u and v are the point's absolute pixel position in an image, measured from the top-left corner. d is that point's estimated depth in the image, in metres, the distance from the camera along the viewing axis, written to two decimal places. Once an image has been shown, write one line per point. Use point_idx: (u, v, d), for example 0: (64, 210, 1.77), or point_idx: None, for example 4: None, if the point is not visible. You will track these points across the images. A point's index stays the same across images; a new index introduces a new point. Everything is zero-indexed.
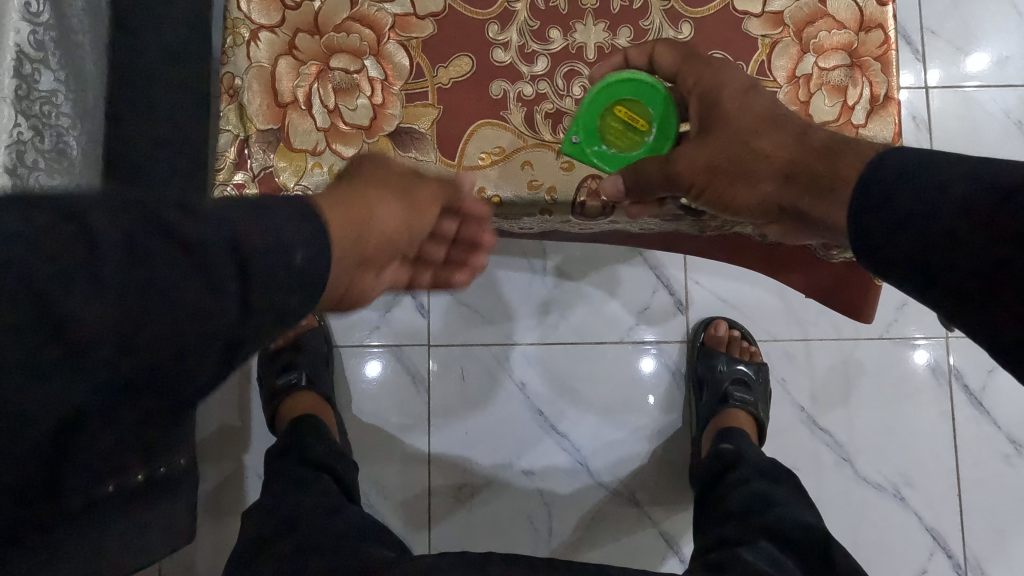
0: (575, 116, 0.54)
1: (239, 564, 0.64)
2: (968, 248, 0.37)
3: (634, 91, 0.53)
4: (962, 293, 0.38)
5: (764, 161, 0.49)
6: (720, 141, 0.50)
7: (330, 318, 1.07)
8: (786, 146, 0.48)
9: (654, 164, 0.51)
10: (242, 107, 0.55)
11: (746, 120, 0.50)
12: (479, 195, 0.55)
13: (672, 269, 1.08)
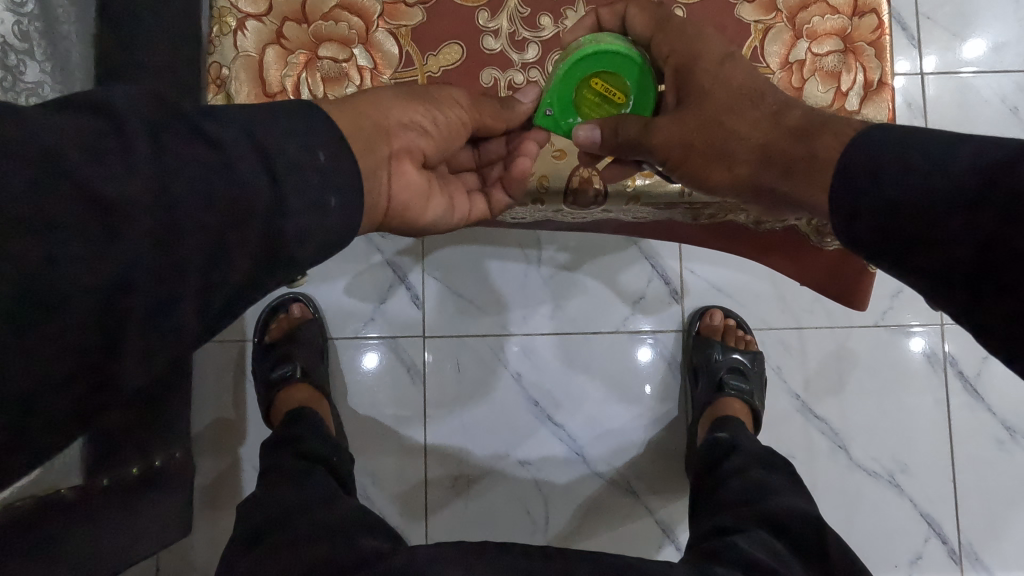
0: (549, 87, 0.53)
1: (234, 558, 0.64)
2: (951, 228, 0.37)
3: (608, 63, 0.52)
4: (946, 276, 0.37)
5: (740, 143, 0.48)
6: (697, 118, 0.50)
7: (325, 310, 1.06)
8: (774, 134, 0.47)
9: (634, 125, 0.51)
10: (230, 96, 0.54)
11: (737, 108, 0.49)
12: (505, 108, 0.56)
13: (667, 259, 1.07)
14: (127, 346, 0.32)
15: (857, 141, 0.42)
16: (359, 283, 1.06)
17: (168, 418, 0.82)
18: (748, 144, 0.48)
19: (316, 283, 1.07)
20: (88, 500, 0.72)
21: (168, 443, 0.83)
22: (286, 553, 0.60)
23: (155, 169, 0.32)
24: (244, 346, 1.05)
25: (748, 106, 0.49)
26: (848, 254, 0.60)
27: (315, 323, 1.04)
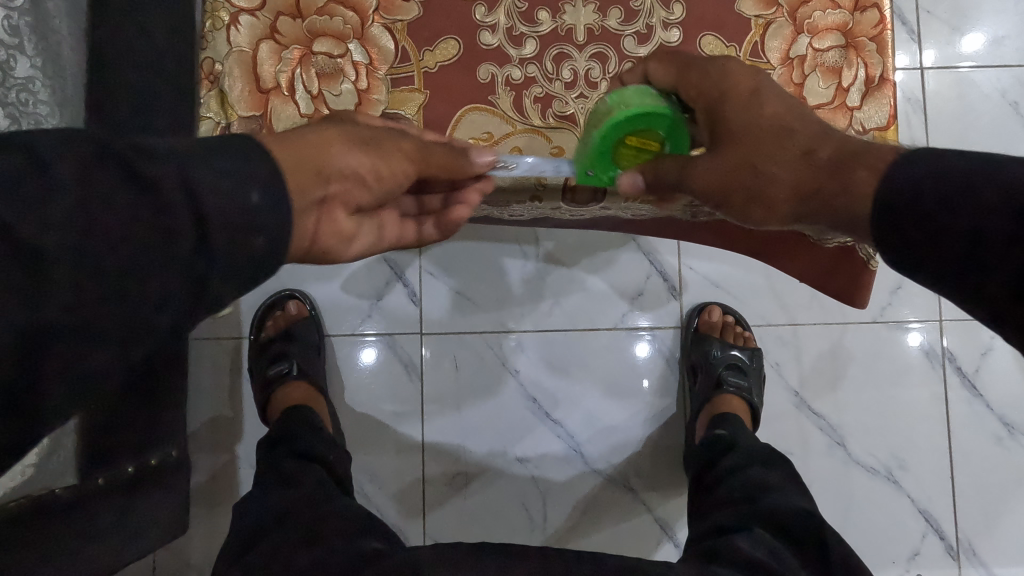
0: (586, 149, 0.48)
1: (229, 559, 0.63)
2: (996, 245, 0.35)
3: (643, 121, 0.47)
4: (990, 296, 0.36)
5: (778, 180, 0.46)
6: (734, 154, 0.47)
7: (322, 307, 1.06)
8: (802, 169, 0.45)
9: (671, 164, 0.48)
10: (223, 94, 0.52)
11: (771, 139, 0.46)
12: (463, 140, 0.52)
13: (665, 255, 1.07)
14: (88, 351, 0.32)
15: (900, 173, 0.40)
16: (355, 278, 1.05)
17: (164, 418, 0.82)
18: (786, 182, 0.46)
19: (312, 279, 1.06)
20: (83, 500, 0.72)
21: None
22: (281, 553, 0.60)
23: (114, 182, 0.31)
24: (240, 343, 1.05)
25: (772, 131, 0.46)
26: (848, 251, 0.59)
27: (312, 321, 1.03)
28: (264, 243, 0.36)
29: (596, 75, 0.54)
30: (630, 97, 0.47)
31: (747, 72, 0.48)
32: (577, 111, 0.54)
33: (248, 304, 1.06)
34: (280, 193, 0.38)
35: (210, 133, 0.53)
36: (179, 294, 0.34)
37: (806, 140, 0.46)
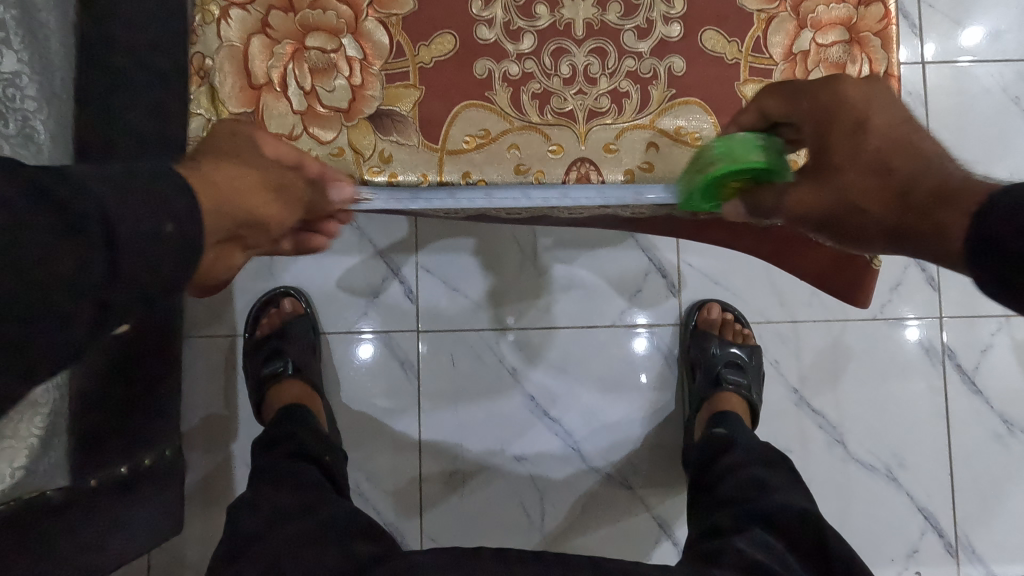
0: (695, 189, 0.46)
1: (221, 562, 0.62)
2: None
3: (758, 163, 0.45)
4: None
5: (871, 221, 0.42)
6: (830, 189, 0.43)
7: (318, 304, 1.04)
8: (893, 208, 0.41)
9: (767, 196, 0.45)
10: (213, 89, 0.51)
11: (869, 177, 0.42)
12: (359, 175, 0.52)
13: (664, 251, 1.06)
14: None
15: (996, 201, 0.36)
16: (350, 275, 1.04)
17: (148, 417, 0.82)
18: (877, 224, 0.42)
19: (307, 276, 1.05)
20: (75, 501, 0.71)
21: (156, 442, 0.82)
22: (273, 558, 0.59)
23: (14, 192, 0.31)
24: (235, 341, 1.03)
25: (866, 163, 0.42)
26: (850, 250, 0.59)
27: (306, 319, 1.02)
28: (174, 257, 0.36)
29: (595, 70, 0.53)
30: (738, 143, 0.45)
31: (861, 93, 0.44)
32: (576, 107, 0.53)
33: (242, 302, 1.04)
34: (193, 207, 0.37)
35: (201, 130, 0.51)
36: (102, 306, 0.34)
37: (906, 177, 0.41)
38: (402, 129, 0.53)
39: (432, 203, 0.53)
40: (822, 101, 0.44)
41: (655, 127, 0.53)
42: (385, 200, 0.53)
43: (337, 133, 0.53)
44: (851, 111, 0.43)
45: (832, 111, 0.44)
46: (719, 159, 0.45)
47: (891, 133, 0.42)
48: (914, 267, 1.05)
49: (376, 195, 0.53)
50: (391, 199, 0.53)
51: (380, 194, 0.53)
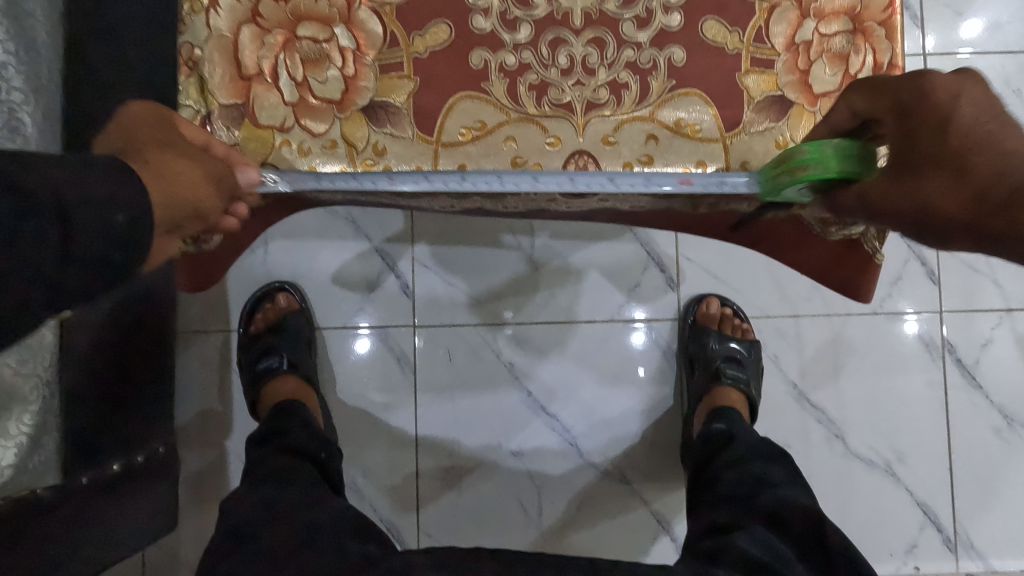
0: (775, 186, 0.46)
1: (213, 560, 0.61)
2: None
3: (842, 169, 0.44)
4: None
5: (943, 219, 0.38)
6: (900, 181, 0.40)
7: (313, 299, 1.03)
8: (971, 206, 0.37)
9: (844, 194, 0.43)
10: (203, 80, 0.50)
11: (945, 172, 0.38)
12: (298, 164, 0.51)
13: (663, 245, 1.05)
14: None
15: None
16: (345, 269, 1.03)
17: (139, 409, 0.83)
18: (949, 222, 0.38)
19: (302, 271, 1.03)
20: (67, 498, 0.70)
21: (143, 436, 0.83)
22: (267, 558, 0.58)
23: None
24: (229, 336, 1.02)
25: (945, 160, 0.38)
26: (856, 245, 0.57)
27: (303, 315, 1.01)
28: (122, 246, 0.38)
29: (594, 61, 0.51)
30: (828, 148, 0.43)
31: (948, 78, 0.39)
32: (574, 99, 0.51)
33: (236, 296, 1.03)
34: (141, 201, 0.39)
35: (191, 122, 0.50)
36: (55, 289, 0.36)
37: (988, 173, 0.37)
38: (396, 121, 0.51)
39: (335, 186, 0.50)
40: (905, 96, 0.41)
41: (654, 119, 0.52)
42: (288, 185, 0.49)
43: (330, 125, 0.51)
44: (932, 108, 0.39)
45: (914, 105, 0.40)
46: (810, 167, 0.43)
47: (980, 119, 0.38)
48: (914, 261, 1.04)
49: (280, 179, 0.49)
50: (295, 182, 0.49)
51: (284, 178, 0.49)
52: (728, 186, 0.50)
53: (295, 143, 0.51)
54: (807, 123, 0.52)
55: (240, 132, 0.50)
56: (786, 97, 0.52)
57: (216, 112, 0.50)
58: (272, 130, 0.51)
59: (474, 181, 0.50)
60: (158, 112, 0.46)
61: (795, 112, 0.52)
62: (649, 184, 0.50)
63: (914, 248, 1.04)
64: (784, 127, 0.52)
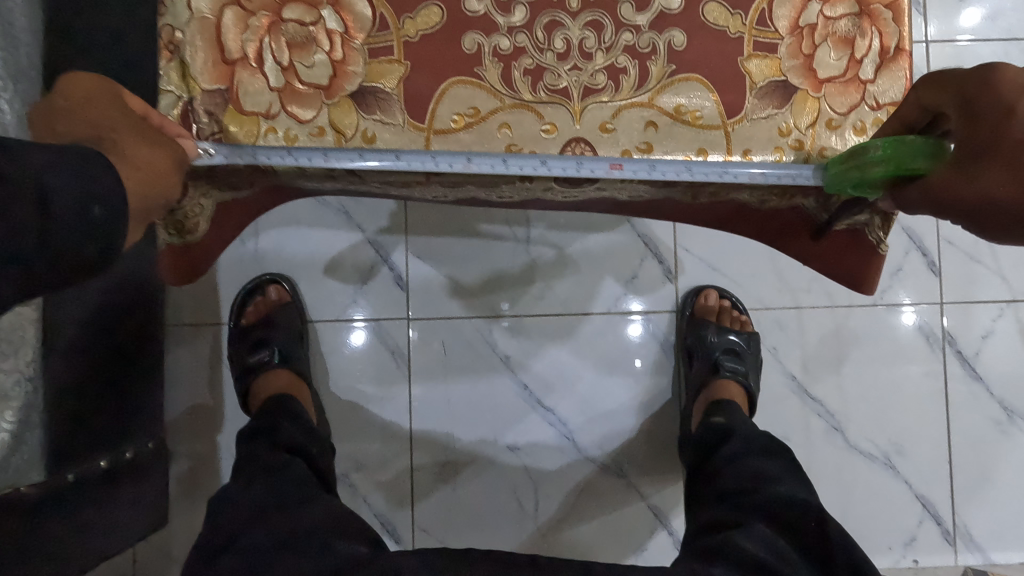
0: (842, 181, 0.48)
1: (200, 559, 0.59)
2: None
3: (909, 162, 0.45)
4: None
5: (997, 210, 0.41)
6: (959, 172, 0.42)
7: (305, 291, 1.02)
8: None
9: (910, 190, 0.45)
10: (185, 65, 0.48)
11: (1001, 166, 0.40)
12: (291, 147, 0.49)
13: (661, 236, 1.04)
14: None
15: None
16: (337, 261, 1.01)
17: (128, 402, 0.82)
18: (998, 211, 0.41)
19: (294, 263, 1.02)
20: (50, 498, 0.68)
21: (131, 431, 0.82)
22: (256, 561, 0.56)
23: None
24: (219, 329, 1.00)
25: (1003, 155, 0.40)
26: (859, 236, 0.58)
27: (293, 307, 0.99)
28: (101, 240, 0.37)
29: (591, 45, 0.50)
30: (903, 147, 0.44)
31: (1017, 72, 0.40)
32: (571, 84, 0.50)
33: (226, 288, 1.01)
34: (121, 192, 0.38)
35: (172, 108, 0.48)
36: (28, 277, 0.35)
37: None
38: (386, 107, 0.50)
39: (269, 161, 0.48)
40: (969, 87, 0.42)
41: (654, 105, 0.50)
42: (224, 158, 0.47)
43: (317, 111, 0.49)
44: (997, 100, 0.40)
45: (978, 99, 0.41)
46: (881, 166, 0.45)
47: None
48: (914, 252, 1.03)
49: (216, 151, 0.47)
50: (231, 156, 0.47)
51: (220, 150, 0.47)
52: (788, 179, 0.49)
53: (281, 131, 0.49)
54: (811, 109, 0.50)
55: (223, 119, 0.48)
56: (789, 82, 0.50)
57: (198, 98, 0.48)
58: (257, 117, 0.49)
59: (553, 168, 0.49)
60: (102, 87, 0.42)
61: (799, 98, 0.50)
62: (727, 176, 0.49)
63: (914, 239, 1.03)
64: (787, 113, 0.50)
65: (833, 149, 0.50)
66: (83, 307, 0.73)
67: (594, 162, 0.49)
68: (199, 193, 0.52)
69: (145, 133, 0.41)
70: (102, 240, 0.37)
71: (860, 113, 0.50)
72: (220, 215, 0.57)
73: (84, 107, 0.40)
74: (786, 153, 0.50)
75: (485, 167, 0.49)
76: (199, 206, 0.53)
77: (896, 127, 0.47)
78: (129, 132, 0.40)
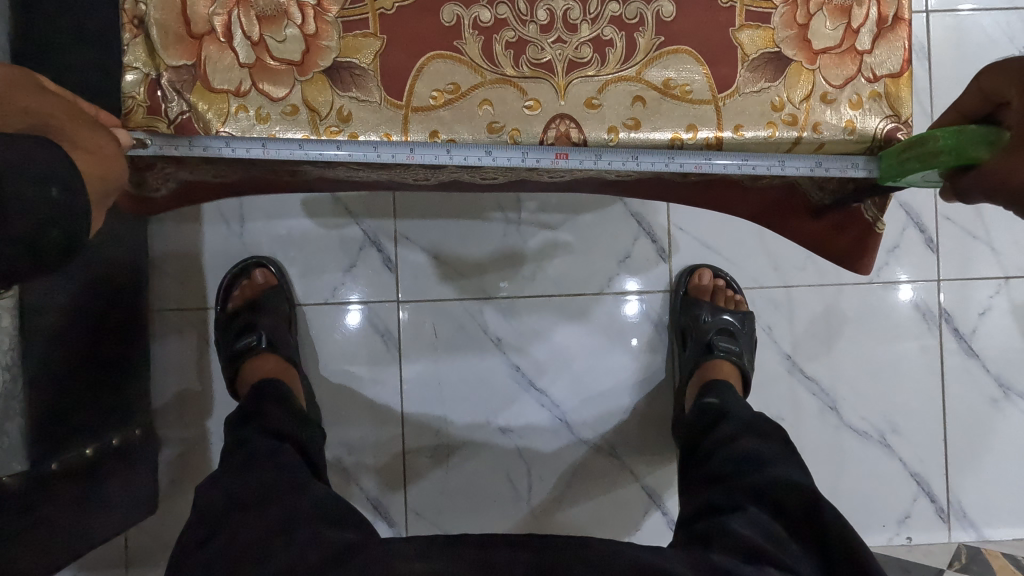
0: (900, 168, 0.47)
1: (185, 550, 0.58)
2: None
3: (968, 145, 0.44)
4: None
5: None
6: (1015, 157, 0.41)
7: (292, 275, 1.00)
8: None
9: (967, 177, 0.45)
10: (150, 40, 0.45)
11: None
12: (258, 124, 0.47)
13: (654, 216, 1.02)
14: None
15: None
16: (324, 243, 1.00)
17: (105, 394, 0.82)
18: None
19: (279, 244, 0.99)
20: (36, 486, 0.68)
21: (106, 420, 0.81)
22: (245, 552, 0.55)
23: None
24: (206, 314, 0.99)
25: None
26: (850, 216, 0.57)
27: (280, 291, 0.97)
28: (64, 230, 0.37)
29: (576, 16, 0.47)
30: (967, 136, 0.44)
31: None
32: (556, 58, 0.48)
33: (211, 272, 0.99)
34: (73, 183, 0.37)
35: (138, 86, 0.46)
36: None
37: None
38: (362, 84, 0.47)
39: (207, 152, 0.47)
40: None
41: (641, 79, 0.48)
42: (159, 150, 0.48)
43: (290, 88, 0.47)
44: None
45: None
46: (944, 157, 0.45)
47: None
48: (912, 229, 1.02)
49: (151, 141, 0.47)
50: (166, 146, 0.47)
51: (155, 141, 0.48)
52: (750, 169, 0.49)
53: (253, 109, 0.47)
54: (806, 83, 0.48)
55: (192, 97, 0.46)
56: (783, 54, 0.48)
57: (164, 78, 0.46)
58: (227, 95, 0.47)
59: (533, 158, 0.49)
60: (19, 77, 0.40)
61: (793, 70, 0.48)
62: (710, 166, 0.49)
63: (912, 216, 1.02)
64: (780, 87, 0.48)
65: (828, 124, 0.48)
66: (65, 293, 0.73)
67: (584, 154, 0.49)
68: (168, 166, 0.52)
69: (82, 120, 0.42)
70: (66, 223, 0.37)
71: (857, 86, 0.48)
72: (185, 185, 0.57)
73: (9, 96, 0.38)
74: (779, 128, 0.48)
75: (470, 158, 0.49)
76: (165, 176, 0.53)
77: (952, 119, 0.48)
78: (70, 117, 0.41)
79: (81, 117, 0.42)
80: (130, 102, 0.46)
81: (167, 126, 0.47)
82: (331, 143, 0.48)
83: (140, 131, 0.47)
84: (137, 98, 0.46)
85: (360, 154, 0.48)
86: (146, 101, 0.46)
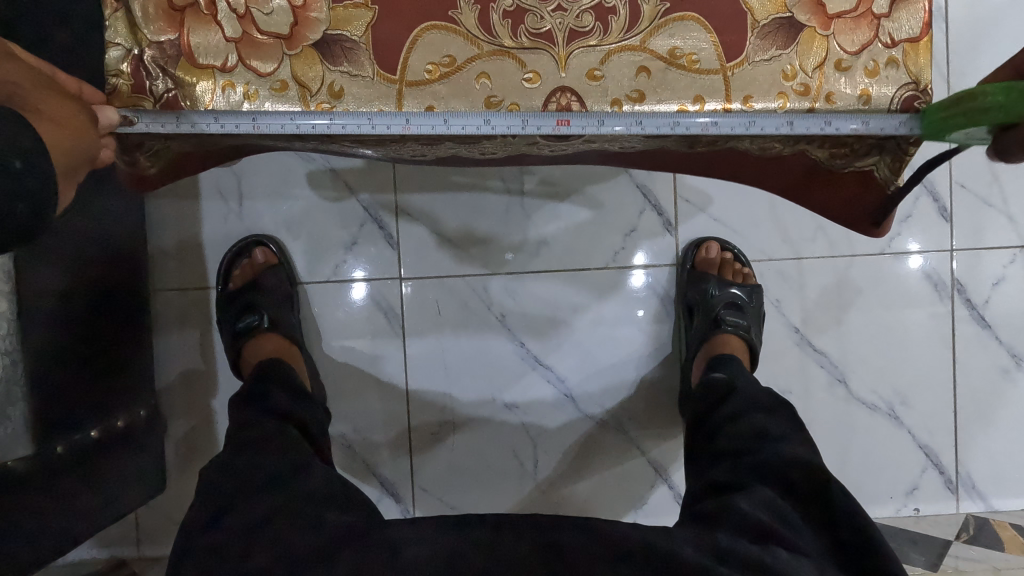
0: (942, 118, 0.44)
1: (188, 531, 0.58)
2: None
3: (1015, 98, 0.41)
4: None
5: None
6: None
7: (293, 252, 0.98)
8: None
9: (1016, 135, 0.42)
10: (130, 13, 0.43)
11: None
12: (246, 102, 0.46)
13: (661, 188, 0.99)
14: None
15: None
16: (325, 219, 0.98)
17: (110, 376, 0.82)
18: None
19: (279, 222, 0.98)
20: (41, 471, 0.68)
21: (107, 404, 0.80)
22: (251, 531, 0.55)
23: None
24: (207, 294, 0.98)
25: None
26: (869, 176, 0.52)
27: (282, 270, 0.96)
28: (32, 200, 0.36)
29: None
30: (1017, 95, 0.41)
31: None
32: (556, 27, 0.45)
33: (211, 252, 0.98)
34: (42, 157, 0.36)
35: (122, 63, 0.44)
36: None
37: None
38: (353, 57, 0.46)
39: (196, 129, 0.45)
40: None
41: (646, 48, 0.46)
42: (149, 127, 0.45)
43: (278, 62, 0.45)
44: None
45: None
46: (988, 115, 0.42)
47: None
48: (925, 197, 0.99)
49: (139, 120, 0.45)
50: (154, 125, 0.45)
51: (144, 120, 0.45)
52: (757, 130, 0.46)
53: (240, 85, 0.45)
54: (819, 49, 0.46)
55: (178, 74, 0.45)
56: (795, 19, 0.45)
57: (146, 57, 0.44)
58: (212, 70, 0.45)
59: (534, 125, 0.46)
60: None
61: (806, 36, 0.46)
62: (717, 128, 0.46)
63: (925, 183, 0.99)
64: (792, 54, 0.46)
65: (842, 94, 0.46)
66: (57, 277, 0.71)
67: (585, 119, 0.46)
68: (162, 142, 0.50)
69: (55, 90, 0.41)
70: (30, 200, 0.36)
71: (873, 52, 0.46)
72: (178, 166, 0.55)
73: None
74: (791, 99, 0.46)
75: (468, 127, 0.46)
76: (158, 153, 0.51)
77: None
78: (41, 88, 0.40)
79: (56, 88, 0.41)
80: (114, 80, 0.44)
81: (153, 105, 0.45)
82: (325, 116, 0.46)
83: (128, 110, 0.45)
84: (122, 76, 0.44)
85: (355, 125, 0.46)
86: (131, 79, 0.44)
